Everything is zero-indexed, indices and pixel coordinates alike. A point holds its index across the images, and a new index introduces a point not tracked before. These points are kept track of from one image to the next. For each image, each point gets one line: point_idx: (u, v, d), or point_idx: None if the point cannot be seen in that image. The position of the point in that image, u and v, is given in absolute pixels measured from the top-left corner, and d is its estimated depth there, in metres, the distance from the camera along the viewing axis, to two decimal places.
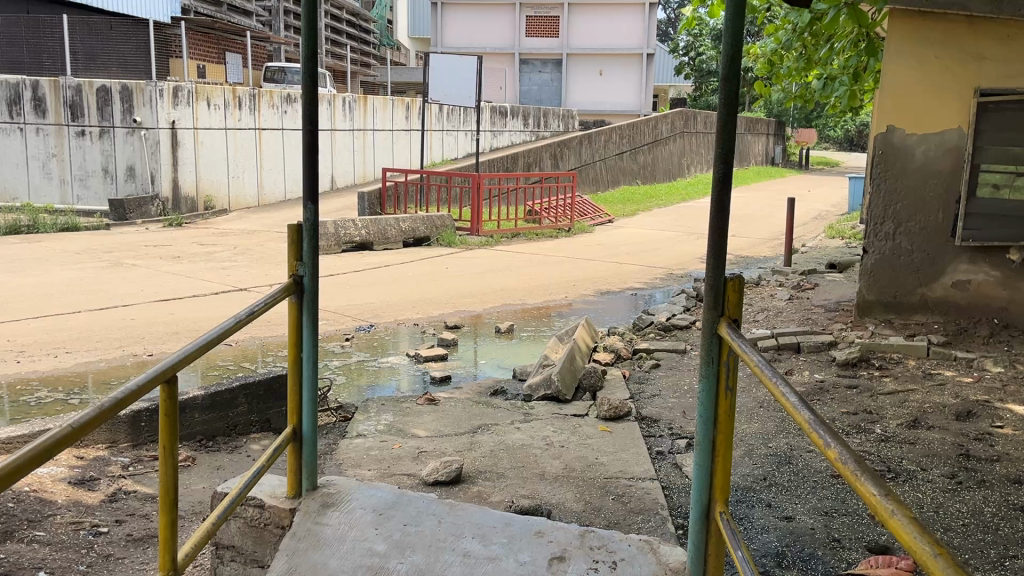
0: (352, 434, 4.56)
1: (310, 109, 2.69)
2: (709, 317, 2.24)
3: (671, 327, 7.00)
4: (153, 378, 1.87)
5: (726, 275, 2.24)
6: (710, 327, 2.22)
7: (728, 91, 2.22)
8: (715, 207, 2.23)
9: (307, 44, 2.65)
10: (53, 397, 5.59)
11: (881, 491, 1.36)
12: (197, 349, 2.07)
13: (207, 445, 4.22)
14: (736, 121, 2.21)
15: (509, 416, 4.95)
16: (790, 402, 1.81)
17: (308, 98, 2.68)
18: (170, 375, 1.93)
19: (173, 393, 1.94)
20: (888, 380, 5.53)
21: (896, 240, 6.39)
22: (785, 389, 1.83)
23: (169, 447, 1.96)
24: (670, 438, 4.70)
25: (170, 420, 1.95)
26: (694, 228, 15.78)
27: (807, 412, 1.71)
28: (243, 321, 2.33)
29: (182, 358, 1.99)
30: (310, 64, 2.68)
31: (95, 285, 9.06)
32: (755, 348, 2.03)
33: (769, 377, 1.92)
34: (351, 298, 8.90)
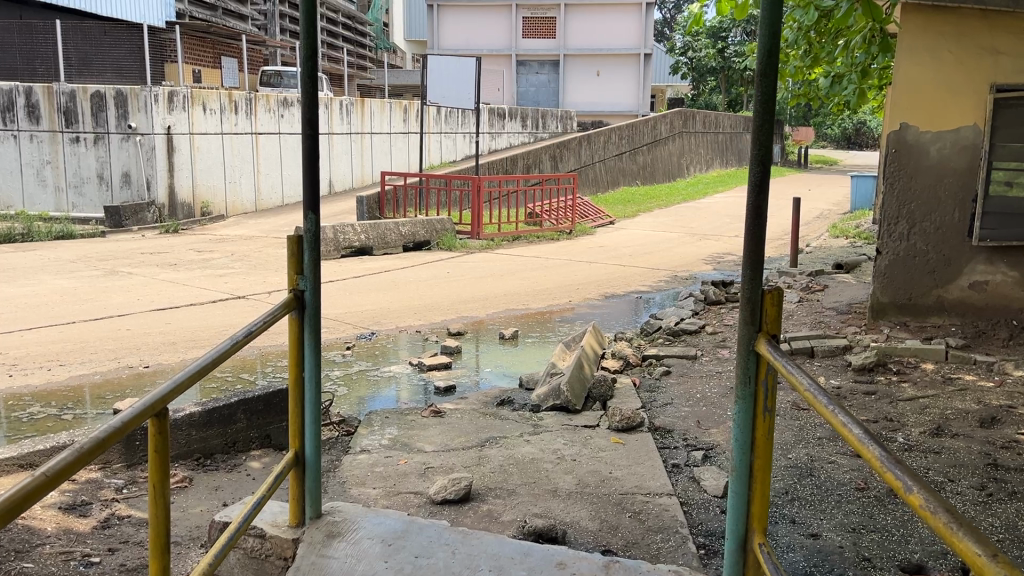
0: (356, 450, 4.39)
1: (309, 113, 2.51)
2: (745, 333, 2.09)
3: (680, 332, 6.84)
4: (142, 411, 1.68)
5: (763, 287, 2.10)
6: (748, 344, 2.08)
7: (765, 90, 2.08)
8: (750, 215, 2.10)
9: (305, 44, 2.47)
10: (46, 412, 5.42)
11: (988, 550, 1.21)
12: (192, 377, 1.90)
13: (205, 464, 4.04)
14: (772, 123, 2.07)
15: (517, 428, 4.78)
16: (851, 432, 1.67)
17: (307, 101, 2.50)
18: (161, 407, 1.76)
19: (164, 426, 1.77)
20: (907, 385, 5.36)
21: (910, 240, 6.22)
22: (846, 419, 1.69)
23: (159, 485, 1.79)
24: (685, 449, 4.54)
25: (162, 455, 1.78)
26: (696, 229, 15.63)
27: (877, 449, 1.57)
28: (239, 344, 2.16)
29: (175, 387, 1.82)
30: (310, 63, 2.50)
31: (89, 294, 8.88)
32: (802, 370, 1.89)
33: (823, 403, 1.78)
34: (351, 305, 8.73)
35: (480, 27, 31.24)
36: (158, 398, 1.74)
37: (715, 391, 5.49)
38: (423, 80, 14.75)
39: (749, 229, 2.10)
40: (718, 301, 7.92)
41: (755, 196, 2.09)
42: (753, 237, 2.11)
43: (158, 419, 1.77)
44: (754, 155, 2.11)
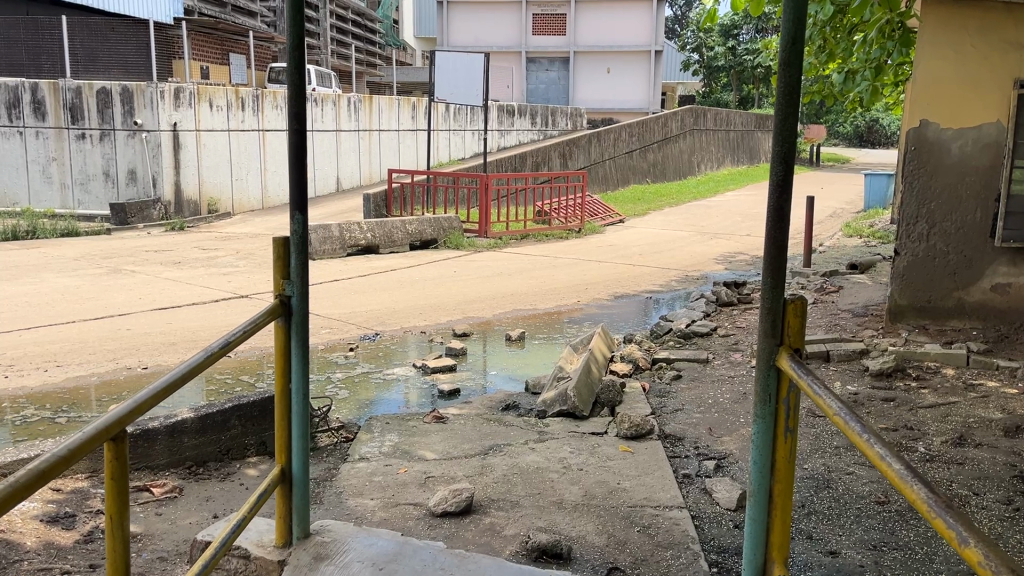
0: (354, 458, 4.23)
1: (296, 108, 2.34)
2: (765, 347, 1.93)
3: (690, 334, 6.66)
4: (99, 434, 1.54)
5: (785, 297, 1.94)
6: (768, 358, 1.92)
7: (788, 81, 1.91)
8: (772, 217, 1.93)
9: (292, 32, 2.30)
10: (40, 416, 5.29)
11: None
12: (155, 396, 1.75)
13: (197, 473, 3.89)
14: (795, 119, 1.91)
15: (522, 435, 4.61)
16: (887, 463, 1.52)
17: (294, 94, 2.33)
18: (120, 428, 1.60)
19: (122, 450, 1.62)
20: (927, 391, 5.17)
21: (930, 241, 6.01)
22: (883, 452, 1.53)
23: (117, 517, 1.64)
24: (697, 458, 4.37)
25: (120, 480, 1.63)
26: (707, 227, 15.43)
27: (923, 490, 1.41)
28: (214, 356, 2.01)
29: (136, 407, 1.66)
30: (297, 54, 2.33)
31: (91, 293, 8.76)
32: (829, 392, 1.74)
33: (857, 431, 1.62)
34: (355, 305, 8.58)
35: (490, 24, 31.07)
36: (117, 419, 1.59)
37: (728, 396, 5.31)
38: (431, 76, 14.60)
39: (770, 232, 1.94)
40: (730, 303, 7.72)
41: (777, 194, 1.93)
42: (773, 242, 1.95)
43: (115, 442, 1.61)
44: (776, 151, 1.94)
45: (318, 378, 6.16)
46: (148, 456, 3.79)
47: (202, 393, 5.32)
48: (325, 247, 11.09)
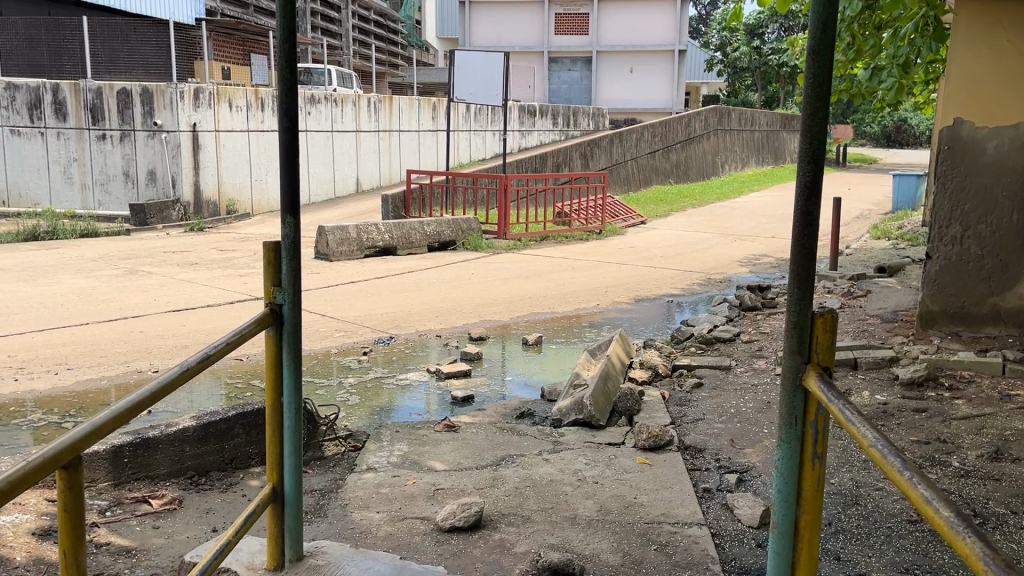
0: (362, 468, 4.09)
1: (287, 103, 2.18)
2: (793, 363, 1.79)
3: (713, 340, 6.46)
4: (47, 461, 1.42)
5: (814, 309, 1.79)
6: (794, 377, 1.79)
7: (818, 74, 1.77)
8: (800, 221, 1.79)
9: (282, 23, 2.15)
10: (47, 420, 5.22)
11: None
12: (108, 422, 1.62)
13: (199, 483, 3.77)
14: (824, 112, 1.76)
15: (536, 446, 4.44)
16: (923, 496, 1.38)
17: (284, 88, 2.17)
18: (73, 454, 1.49)
19: (75, 479, 1.51)
20: (961, 402, 4.94)
21: (964, 245, 5.78)
22: (925, 489, 1.37)
23: (71, 553, 1.53)
24: (718, 472, 4.18)
25: (74, 513, 1.51)
26: (730, 229, 15.18)
27: (974, 539, 1.24)
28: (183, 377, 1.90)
29: (93, 429, 1.55)
30: (288, 47, 2.18)
31: (106, 295, 8.71)
32: (859, 414, 1.60)
33: (896, 461, 1.47)
34: (372, 307, 8.48)
35: (512, 24, 30.94)
36: (69, 445, 1.47)
37: (751, 406, 5.12)
38: (450, 76, 14.48)
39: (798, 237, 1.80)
40: (754, 307, 7.50)
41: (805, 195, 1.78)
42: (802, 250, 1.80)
43: (67, 470, 1.50)
44: (806, 149, 1.80)
45: (330, 383, 6.03)
46: (148, 466, 3.69)
47: (212, 397, 5.22)
48: (343, 249, 11.00)
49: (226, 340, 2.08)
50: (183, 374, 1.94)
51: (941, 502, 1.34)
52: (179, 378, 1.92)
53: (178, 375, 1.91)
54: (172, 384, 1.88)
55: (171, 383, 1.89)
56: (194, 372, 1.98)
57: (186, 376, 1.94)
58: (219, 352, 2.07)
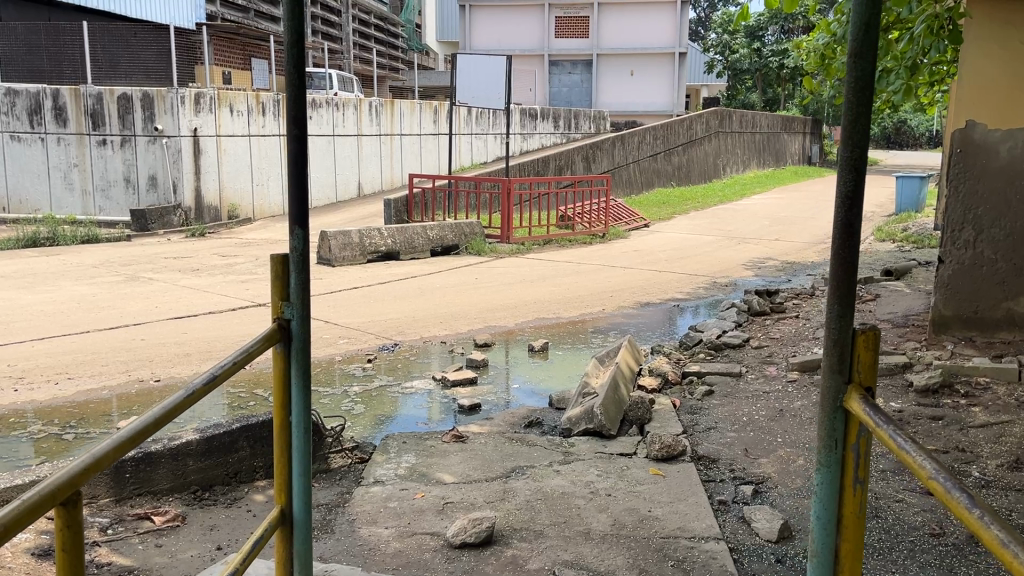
0: (369, 481, 4.00)
1: (295, 111, 2.10)
2: (832, 383, 1.81)
3: (722, 346, 6.37)
4: (44, 498, 1.33)
5: (854, 327, 1.81)
6: (834, 398, 1.80)
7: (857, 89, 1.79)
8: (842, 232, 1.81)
9: (290, 28, 2.06)
10: (48, 432, 5.13)
11: None
12: (107, 452, 1.54)
13: (202, 498, 3.68)
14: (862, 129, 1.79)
15: (546, 457, 4.35)
16: (973, 515, 1.34)
17: (292, 96, 2.08)
18: (71, 490, 1.40)
19: (74, 516, 1.42)
20: (978, 410, 4.84)
21: (977, 249, 5.68)
22: (972, 504, 1.35)
23: None
24: (732, 483, 4.09)
25: (73, 552, 1.43)
26: (734, 232, 15.10)
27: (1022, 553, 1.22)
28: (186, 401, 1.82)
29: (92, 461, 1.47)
30: (296, 52, 2.09)
31: (107, 302, 8.62)
32: (897, 428, 1.60)
33: (941, 481, 1.44)
34: (375, 313, 8.39)
35: (512, 27, 30.89)
36: (68, 479, 1.39)
37: (763, 414, 5.03)
38: (452, 80, 14.39)
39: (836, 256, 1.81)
40: (762, 312, 7.41)
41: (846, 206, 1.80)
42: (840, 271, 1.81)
43: (65, 506, 1.41)
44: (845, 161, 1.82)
45: (334, 392, 5.94)
46: (150, 481, 3.60)
47: (215, 406, 5.12)
48: (345, 254, 10.92)
49: (233, 359, 1.99)
50: (189, 397, 1.85)
51: (993, 522, 1.29)
52: (185, 401, 1.83)
53: (183, 398, 1.82)
54: (177, 409, 1.79)
55: (177, 408, 1.80)
56: (200, 394, 1.89)
57: (191, 399, 1.86)
58: (226, 371, 1.99)
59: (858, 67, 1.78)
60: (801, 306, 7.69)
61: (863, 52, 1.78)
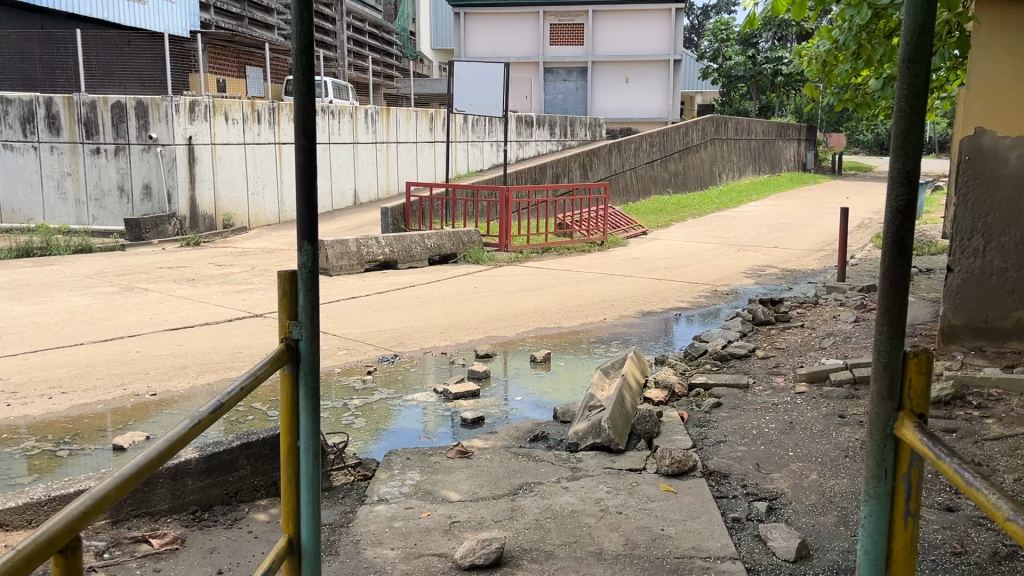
0: (373, 499, 3.89)
1: (303, 121, 1.99)
2: (883, 410, 1.81)
3: (728, 356, 6.28)
4: (38, 548, 1.24)
5: (905, 353, 1.81)
6: (885, 425, 1.81)
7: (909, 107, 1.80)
8: (894, 256, 1.82)
9: (299, 33, 1.96)
10: (41, 449, 5.01)
11: None
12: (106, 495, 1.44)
13: (202, 519, 3.56)
14: (914, 151, 1.79)
15: (554, 473, 4.24)
16: None
17: (301, 105, 1.98)
18: (69, 538, 1.30)
19: (73, 565, 1.32)
20: (992, 422, 4.75)
21: (986, 257, 5.61)
22: None
23: None
24: (746, 499, 3.99)
25: None
26: (733, 239, 15.05)
27: None
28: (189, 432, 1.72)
29: (90, 504, 1.37)
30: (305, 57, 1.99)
31: (101, 313, 8.50)
32: (953, 455, 1.58)
33: (1005, 513, 1.42)
34: (374, 324, 8.28)
35: (507, 35, 30.89)
36: (65, 527, 1.29)
37: (773, 427, 4.93)
38: (449, 87, 14.32)
39: (886, 276, 1.82)
40: (767, 322, 7.32)
41: (897, 226, 1.81)
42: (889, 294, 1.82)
43: (63, 556, 1.31)
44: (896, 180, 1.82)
45: (334, 406, 5.83)
46: (147, 502, 3.48)
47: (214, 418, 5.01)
48: (343, 263, 10.81)
49: (240, 384, 1.89)
50: (194, 427, 1.75)
51: None
52: (190, 432, 1.73)
53: (187, 429, 1.72)
54: (180, 440, 1.69)
55: (182, 440, 1.70)
56: (206, 423, 1.79)
57: (197, 429, 1.75)
58: (234, 397, 1.89)
59: (911, 83, 1.78)
60: (806, 315, 7.60)
61: (917, 66, 1.77)
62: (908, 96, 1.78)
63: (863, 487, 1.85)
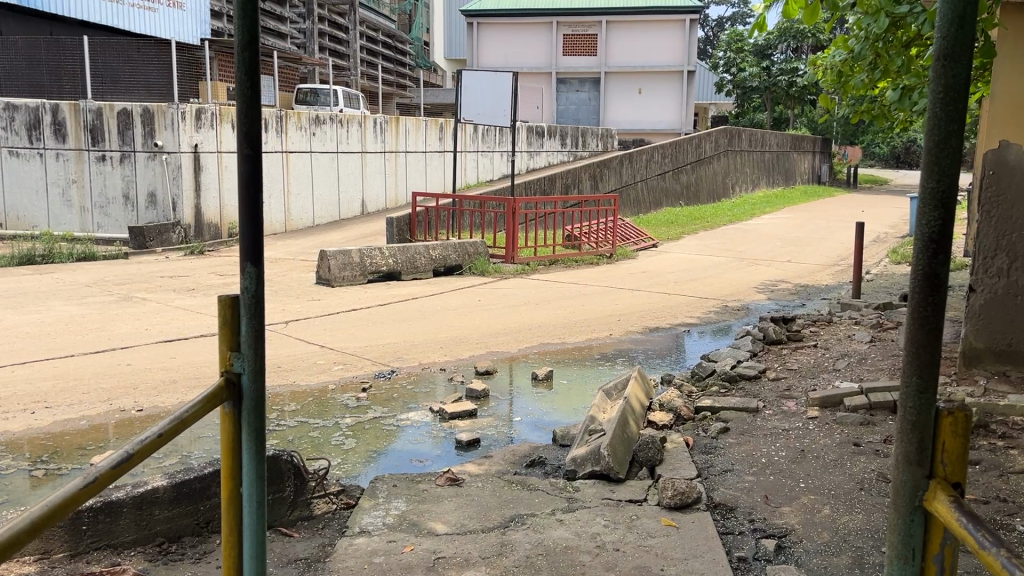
0: (354, 531, 3.66)
1: (247, 125, 1.77)
2: (909, 474, 1.59)
3: (737, 377, 6.02)
4: None
5: (937, 406, 1.59)
6: (914, 494, 1.58)
7: (944, 114, 1.55)
8: (924, 293, 1.58)
9: (241, 27, 1.73)
10: (17, 467, 4.80)
11: None
12: None
13: (168, 552, 3.32)
14: (949, 167, 1.55)
15: (549, 504, 3.99)
16: None
17: (243, 108, 1.75)
18: None
19: None
20: (1018, 453, 4.46)
21: (1011, 277, 5.32)
22: None
23: None
24: (753, 536, 3.72)
25: None
26: (744, 252, 14.80)
27: None
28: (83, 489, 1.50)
29: None
30: (248, 53, 1.76)
31: (95, 323, 8.31)
32: (992, 539, 1.36)
33: None
34: (373, 337, 8.06)
35: (519, 45, 30.74)
36: None
37: (784, 455, 4.66)
38: (457, 96, 14.13)
39: (915, 315, 1.59)
40: (779, 341, 7.04)
41: (928, 258, 1.57)
42: (920, 338, 1.59)
43: None
44: (927, 200, 1.57)
45: (324, 424, 5.60)
46: (110, 533, 3.27)
47: (206, 425, 4.85)
48: (345, 274, 10.63)
49: (158, 431, 1.67)
50: (93, 484, 1.53)
51: None
52: (80, 493, 1.50)
53: (83, 486, 1.50)
54: (72, 500, 1.48)
55: (73, 500, 1.49)
56: (107, 479, 1.56)
57: (92, 488, 1.53)
58: (151, 443, 1.67)
59: (948, 83, 1.54)
60: (819, 334, 7.32)
61: (955, 64, 1.53)
62: (944, 101, 1.54)
63: (886, 565, 1.65)
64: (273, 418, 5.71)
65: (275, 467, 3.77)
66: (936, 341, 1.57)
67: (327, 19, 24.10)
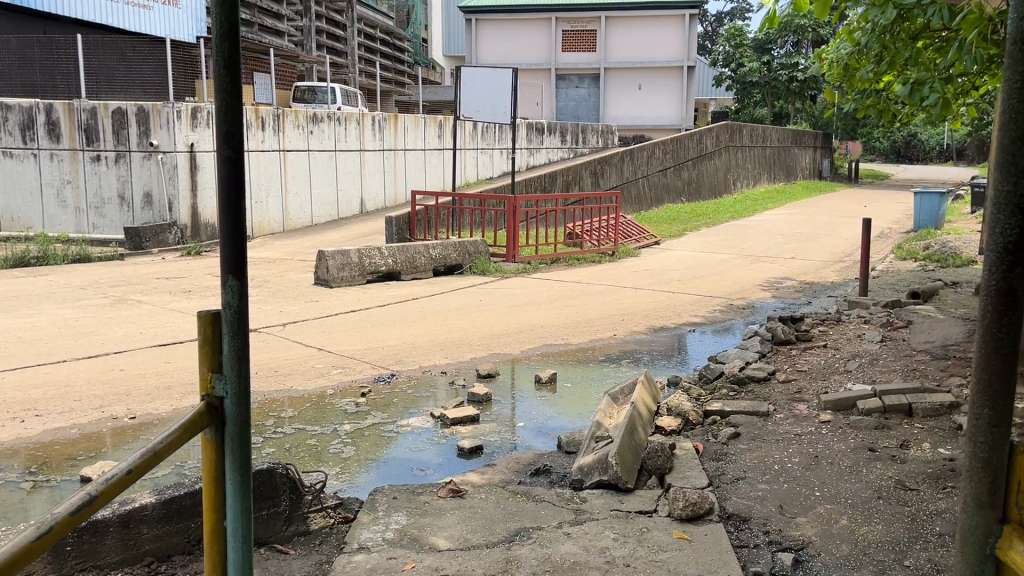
0: (352, 548, 3.50)
1: (227, 123, 1.62)
2: (982, 514, 1.56)
3: (746, 380, 5.86)
4: None
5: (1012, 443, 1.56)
6: (985, 533, 1.56)
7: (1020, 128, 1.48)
8: (994, 322, 1.54)
9: (217, 20, 1.60)
10: (4, 480, 4.65)
11: None
12: None
13: (157, 572, 3.17)
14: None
15: (555, 516, 3.84)
16: None
17: (223, 104, 1.62)
18: None
19: None
20: None
21: None
22: None
23: None
24: (768, 550, 3.57)
25: None
26: (747, 249, 14.63)
27: None
28: (37, 541, 1.45)
29: None
30: (226, 43, 1.62)
31: (89, 327, 8.15)
32: None
33: None
34: (372, 340, 7.90)
35: (518, 41, 30.55)
36: None
37: (797, 462, 4.50)
38: (456, 94, 13.96)
39: (987, 346, 1.55)
40: (787, 341, 6.87)
41: (1000, 283, 1.52)
42: (993, 367, 1.54)
43: None
44: (999, 223, 1.51)
45: (322, 431, 5.44)
46: (95, 554, 3.11)
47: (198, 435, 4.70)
48: (344, 274, 10.46)
49: (123, 469, 1.59)
50: (46, 534, 1.47)
51: None
52: (33, 544, 1.44)
53: (32, 540, 1.44)
54: (22, 555, 1.41)
55: (24, 553, 1.42)
56: (65, 526, 1.49)
57: (46, 539, 1.46)
58: (118, 482, 1.59)
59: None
60: (828, 334, 7.15)
61: None
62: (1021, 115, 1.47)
63: None
64: (269, 425, 5.55)
65: (270, 481, 3.64)
66: (1011, 371, 1.52)
67: (325, 16, 23.92)
